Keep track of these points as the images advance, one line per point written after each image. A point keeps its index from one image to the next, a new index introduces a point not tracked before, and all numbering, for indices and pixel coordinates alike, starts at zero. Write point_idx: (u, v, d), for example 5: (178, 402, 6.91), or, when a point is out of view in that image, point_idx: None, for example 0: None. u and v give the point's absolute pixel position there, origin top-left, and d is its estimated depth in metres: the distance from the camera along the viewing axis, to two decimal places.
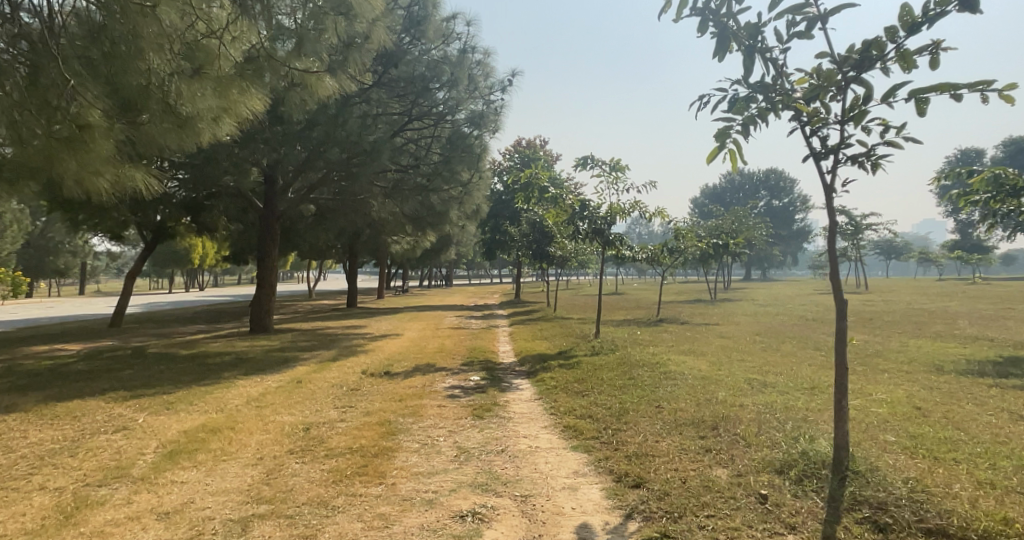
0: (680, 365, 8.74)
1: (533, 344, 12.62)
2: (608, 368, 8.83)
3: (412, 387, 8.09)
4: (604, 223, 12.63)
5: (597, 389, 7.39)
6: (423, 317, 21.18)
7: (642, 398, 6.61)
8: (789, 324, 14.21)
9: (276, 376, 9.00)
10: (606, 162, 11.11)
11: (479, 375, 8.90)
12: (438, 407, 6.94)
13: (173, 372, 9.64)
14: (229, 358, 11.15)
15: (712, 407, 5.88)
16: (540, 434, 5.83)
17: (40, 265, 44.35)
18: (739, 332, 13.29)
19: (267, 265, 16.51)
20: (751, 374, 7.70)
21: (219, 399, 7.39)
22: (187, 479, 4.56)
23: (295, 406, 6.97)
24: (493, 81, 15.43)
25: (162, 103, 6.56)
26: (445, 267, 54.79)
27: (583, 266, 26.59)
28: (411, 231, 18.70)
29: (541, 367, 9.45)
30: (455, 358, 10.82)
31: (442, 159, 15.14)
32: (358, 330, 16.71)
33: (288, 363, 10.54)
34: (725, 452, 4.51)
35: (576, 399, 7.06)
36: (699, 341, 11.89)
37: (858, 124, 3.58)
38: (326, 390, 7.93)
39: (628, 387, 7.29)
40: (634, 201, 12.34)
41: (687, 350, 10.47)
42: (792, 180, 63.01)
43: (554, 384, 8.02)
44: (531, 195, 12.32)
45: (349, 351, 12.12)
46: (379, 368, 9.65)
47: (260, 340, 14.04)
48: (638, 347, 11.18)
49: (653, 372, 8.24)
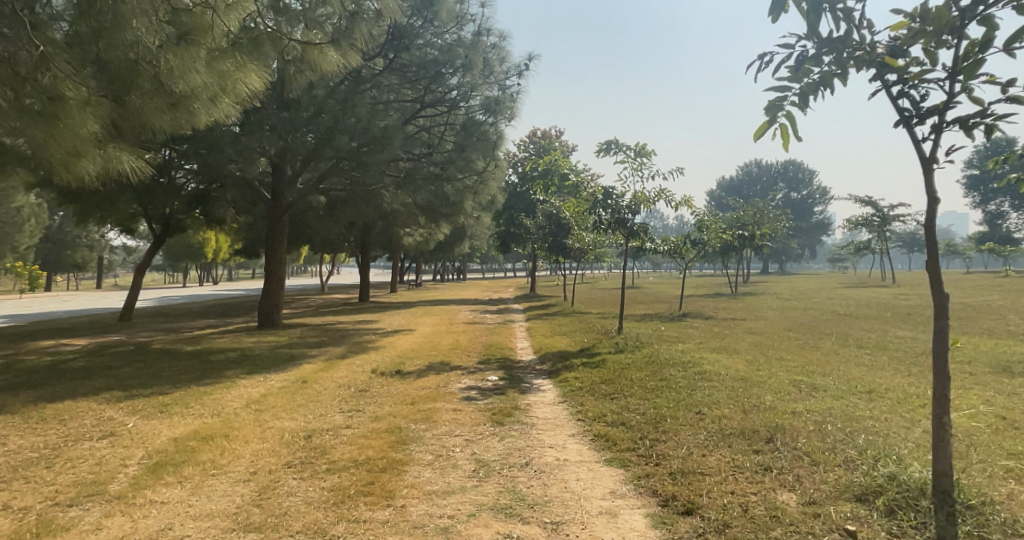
0: (715, 364, 8.08)
1: (553, 340, 12.01)
2: (636, 367, 8.19)
3: (425, 388, 7.50)
4: (628, 212, 11.82)
5: (628, 391, 6.76)
6: (437, 311, 20.64)
7: (681, 403, 5.98)
8: (823, 320, 13.47)
9: (281, 376, 8.45)
10: (631, 147, 10.42)
11: (497, 375, 8.30)
12: (454, 411, 6.35)
13: (174, 370, 9.10)
14: (234, 356, 10.63)
15: (762, 415, 5.22)
16: (568, 444, 5.22)
17: (58, 259, 44.55)
18: (770, 328, 12.57)
19: (275, 258, 16.02)
20: (796, 375, 7.02)
21: (217, 402, 6.84)
22: (168, 498, 3.99)
23: (299, 410, 6.41)
24: (509, 65, 14.70)
25: (154, 81, 6.10)
26: (458, 260, 54.40)
27: (600, 259, 25.92)
28: (424, 222, 18.16)
29: (563, 366, 8.82)
30: (471, 355, 10.24)
31: (455, 147, 14.53)
32: (370, 326, 16.16)
33: (295, 360, 10.00)
34: (788, 471, 3.86)
35: (605, 403, 6.43)
36: (730, 337, 11.19)
37: (973, 76, 2.92)
38: (333, 391, 7.37)
39: (662, 390, 6.65)
40: (660, 189, 11.63)
41: (720, 347, 9.79)
42: (811, 171, 61.88)
43: (579, 385, 7.39)
44: (551, 182, 11.90)
45: (360, 347, 11.54)
46: (390, 367, 9.09)
47: (268, 336, 13.52)
48: (665, 344, 10.51)
49: (686, 372, 7.60)
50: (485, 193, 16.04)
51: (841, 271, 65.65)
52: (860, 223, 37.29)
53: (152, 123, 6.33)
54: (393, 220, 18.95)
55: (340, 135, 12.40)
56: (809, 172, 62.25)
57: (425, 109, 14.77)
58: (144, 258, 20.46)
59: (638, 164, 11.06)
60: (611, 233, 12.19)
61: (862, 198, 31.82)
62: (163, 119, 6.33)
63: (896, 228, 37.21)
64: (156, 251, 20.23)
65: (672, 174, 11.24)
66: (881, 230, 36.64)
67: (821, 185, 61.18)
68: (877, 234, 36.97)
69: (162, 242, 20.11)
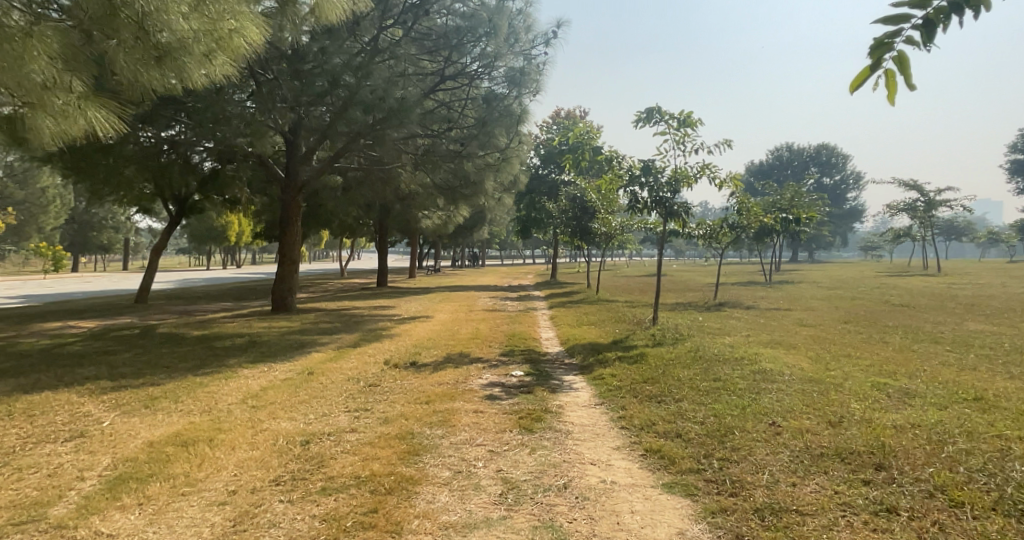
0: (774, 361, 7.08)
1: (582, 330, 11.07)
2: (682, 363, 7.22)
3: (441, 385, 6.64)
4: (666, 190, 10.72)
5: (678, 394, 5.83)
6: (457, 298, 19.84)
7: (748, 413, 5.04)
8: (879, 312, 12.34)
9: (286, 366, 7.64)
10: (674, 115, 9.40)
11: (523, 370, 7.39)
12: (474, 413, 5.50)
13: (172, 357, 8.29)
14: (241, 341, 9.87)
15: (856, 434, 4.31)
16: (613, 460, 4.32)
17: (85, 241, 44.83)
18: (821, 319, 11.50)
19: (289, 240, 15.22)
20: (876, 379, 6.01)
21: (210, 396, 6.00)
22: (118, 529, 3.16)
23: (299, 408, 5.58)
24: (536, 33, 13.47)
25: (135, 29, 5.28)
26: (479, 246, 53.66)
27: (628, 245, 24.88)
28: (444, 205, 17.28)
29: (596, 360, 7.90)
30: (494, 346, 9.35)
31: (477, 122, 13.61)
32: (387, 311, 15.36)
33: (304, 348, 9.20)
34: (923, 516, 2.98)
35: (652, 407, 5.53)
36: (780, 330, 10.13)
37: None
38: (340, 386, 6.54)
39: (720, 394, 5.70)
40: (704, 164, 10.54)
41: (771, 341, 8.78)
42: (845, 155, 59.71)
43: (618, 384, 6.47)
44: (581, 157, 11.03)
45: (375, 335, 10.74)
46: (405, 358, 8.24)
47: (281, 321, 12.80)
48: (708, 337, 9.50)
49: (741, 371, 6.64)
50: (509, 174, 14.90)
51: (875, 260, 63.46)
52: (901, 209, 35.63)
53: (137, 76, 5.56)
54: (411, 202, 18.15)
55: (355, 108, 11.57)
56: (843, 157, 60.19)
57: (445, 83, 13.87)
58: (160, 239, 19.91)
59: (680, 136, 10.01)
60: (647, 213, 11.09)
61: (906, 182, 30.23)
62: (147, 73, 5.59)
63: (940, 215, 35.43)
64: (172, 232, 19.66)
65: (717, 148, 10.15)
66: (925, 217, 34.94)
67: (856, 169, 59.10)
68: (920, 220, 35.29)
69: (176, 223, 19.45)
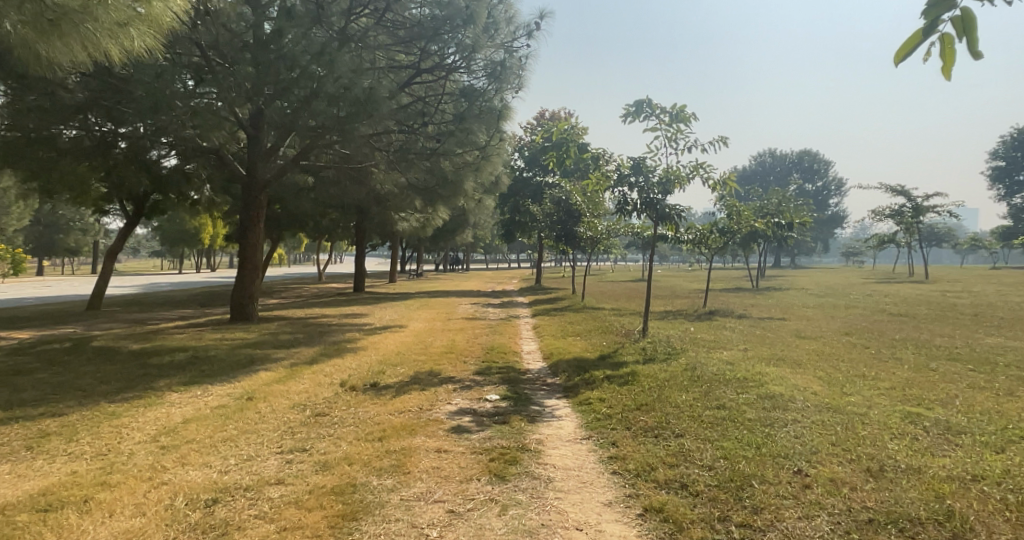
0: (784, 383, 6.21)
1: (566, 343, 10.17)
2: (678, 384, 6.33)
3: (402, 413, 5.67)
4: (656, 191, 9.79)
5: (679, 425, 4.92)
6: (434, 305, 18.83)
7: (766, 453, 4.15)
8: (881, 322, 11.62)
9: (224, 390, 6.59)
10: (666, 109, 8.56)
11: (499, 393, 6.45)
12: (436, 454, 4.54)
13: (94, 378, 7.19)
14: (183, 357, 8.78)
15: (908, 489, 3.44)
16: (604, 524, 3.40)
17: (51, 243, 43.00)
18: (822, 330, 10.72)
19: (250, 244, 14.10)
20: (906, 407, 5.17)
21: (118, 430, 4.98)
22: None
23: (221, 449, 4.57)
24: (518, 25, 12.62)
25: None
26: (461, 250, 52.76)
27: (612, 251, 24.09)
28: (420, 207, 16.29)
29: (582, 380, 6.99)
30: (469, 362, 8.39)
31: (454, 118, 12.64)
32: (357, 320, 14.33)
33: (253, 366, 8.17)
34: None
35: (648, 443, 4.62)
36: (781, 343, 9.32)
37: None
38: (280, 417, 5.52)
39: (728, 426, 4.80)
40: (698, 163, 9.64)
41: (775, 357, 7.94)
42: (827, 162, 59.83)
43: (607, 412, 5.56)
44: (566, 155, 10.19)
45: (338, 348, 9.71)
46: (366, 378, 7.23)
47: (236, 332, 11.71)
48: (704, 351, 8.64)
49: (746, 394, 5.78)
50: (490, 173, 13.94)
51: (858, 266, 63.60)
52: (888, 216, 35.42)
53: (36, 45, 4.93)
54: (385, 203, 17.12)
55: (319, 100, 10.54)
56: (824, 163, 60.27)
57: (420, 76, 12.92)
58: (117, 242, 18.68)
59: (672, 133, 9.14)
60: (636, 216, 10.16)
61: (893, 188, 29.86)
62: (48, 43, 4.94)
63: (924, 221, 35.25)
64: (128, 234, 18.42)
65: (712, 146, 9.26)
66: (911, 224, 34.74)
67: (838, 176, 59.22)
68: (906, 227, 35.11)
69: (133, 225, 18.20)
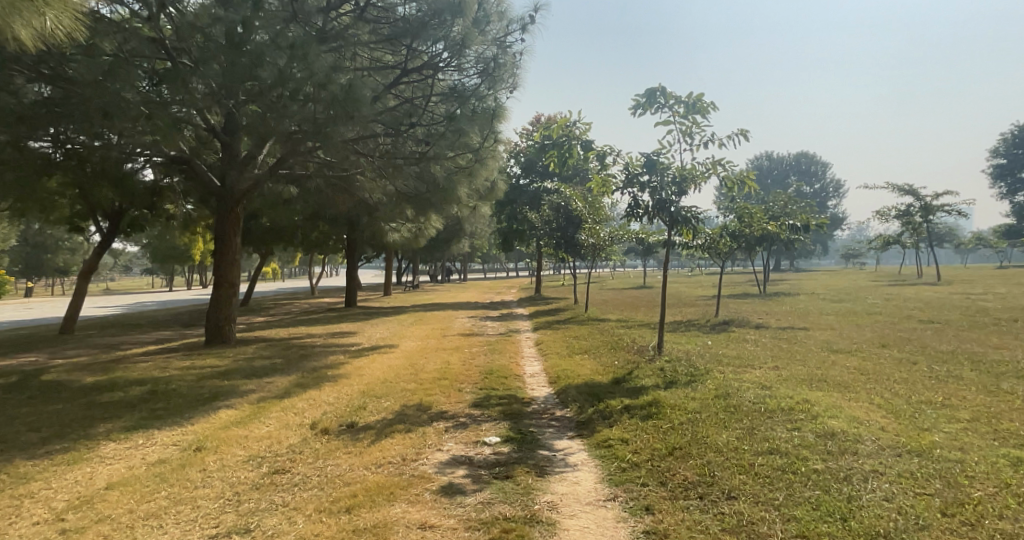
0: (843, 414, 5.14)
1: (573, 362, 9.10)
2: (715, 420, 5.28)
3: (382, 467, 4.61)
4: (671, 191, 8.74)
5: (730, 483, 3.86)
6: (430, 320, 17.75)
7: (861, 531, 3.12)
8: (915, 331, 10.60)
9: (170, 438, 5.53)
10: (682, 99, 7.56)
11: (501, 434, 5.39)
12: (418, 533, 3.50)
13: (23, 425, 6.11)
14: (140, 392, 7.72)
15: None
16: None
17: (39, 264, 41.79)
18: (854, 342, 9.69)
19: (226, 261, 13.01)
20: (1012, 451, 4.11)
21: (14, 510, 3.93)
22: None
23: (138, 535, 3.56)
24: (511, 17, 11.52)
25: None
26: (458, 260, 51.88)
27: (613, 259, 23.13)
28: (411, 216, 15.23)
29: (598, 413, 5.91)
30: (464, 391, 7.32)
31: (445, 118, 11.54)
32: (344, 340, 13.27)
33: (215, 402, 7.09)
34: None
35: (695, 512, 3.57)
36: (815, 358, 8.29)
37: None
38: (229, 477, 4.47)
39: (794, 483, 3.75)
40: (716, 160, 8.64)
41: (816, 378, 6.88)
42: (824, 163, 59.29)
43: (632, 460, 4.52)
44: (568, 155, 9.27)
45: (317, 376, 8.63)
46: (343, 416, 6.15)
47: (209, 358, 10.64)
48: (733, 371, 7.61)
49: (802, 432, 4.72)
50: (485, 178, 12.87)
51: (860, 267, 62.71)
52: (895, 217, 34.62)
53: None
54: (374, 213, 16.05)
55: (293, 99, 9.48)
56: (821, 165, 59.68)
57: (407, 76, 11.85)
58: (90, 261, 17.56)
59: (687, 125, 8.15)
60: (647, 220, 9.10)
61: (901, 186, 28.97)
62: None
63: (931, 221, 34.33)
64: (102, 252, 17.29)
65: (732, 140, 8.14)
66: (919, 223, 33.86)
67: (836, 177, 58.76)
68: (913, 227, 34.21)
69: (106, 243, 17.08)
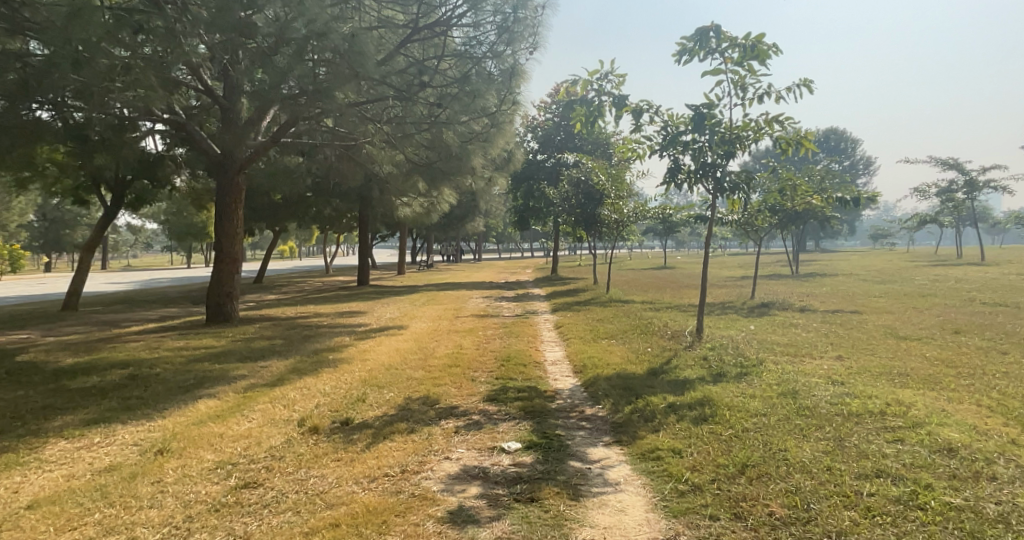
0: (954, 423, 4.09)
1: (601, 349, 8.10)
2: (787, 426, 4.26)
3: (374, 482, 3.67)
4: (717, 152, 7.62)
5: (836, 523, 2.88)
6: (444, 299, 16.83)
7: None
8: (985, 315, 9.44)
9: (132, 438, 4.64)
10: (738, 40, 6.44)
11: (522, 438, 4.43)
12: None
13: None
14: (117, 377, 6.87)
15: None
16: None
17: (58, 238, 41.36)
18: (921, 328, 8.54)
19: (227, 236, 12.12)
20: None
21: None
22: None
23: None
24: None
25: None
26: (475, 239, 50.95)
27: (636, 237, 22.03)
28: (423, 190, 14.25)
29: (638, 413, 4.92)
30: (478, 380, 6.37)
31: (458, 79, 10.39)
32: (352, 320, 12.39)
33: (197, 390, 6.22)
34: None
35: None
36: (882, 347, 7.19)
37: None
38: (187, 491, 3.58)
39: (930, 527, 2.77)
40: (770, 118, 7.51)
41: (895, 372, 5.81)
42: (855, 139, 57.11)
43: (693, 481, 3.52)
44: (598, 114, 8.17)
45: (315, 361, 7.72)
46: (336, 411, 5.24)
47: (204, 338, 9.79)
48: (789, 361, 6.55)
49: (905, 447, 3.70)
50: (502, 146, 11.75)
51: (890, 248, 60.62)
52: (935, 193, 32.89)
53: None
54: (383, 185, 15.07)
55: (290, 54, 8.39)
56: (851, 141, 57.50)
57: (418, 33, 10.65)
58: (93, 236, 16.80)
59: (739, 76, 7.02)
60: (687, 187, 8.01)
61: (943, 160, 27.33)
62: None
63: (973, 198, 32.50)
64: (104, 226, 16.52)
65: (792, 91, 6.96)
66: (960, 201, 32.10)
67: (867, 154, 56.61)
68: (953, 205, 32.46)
69: (109, 216, 16.28)
